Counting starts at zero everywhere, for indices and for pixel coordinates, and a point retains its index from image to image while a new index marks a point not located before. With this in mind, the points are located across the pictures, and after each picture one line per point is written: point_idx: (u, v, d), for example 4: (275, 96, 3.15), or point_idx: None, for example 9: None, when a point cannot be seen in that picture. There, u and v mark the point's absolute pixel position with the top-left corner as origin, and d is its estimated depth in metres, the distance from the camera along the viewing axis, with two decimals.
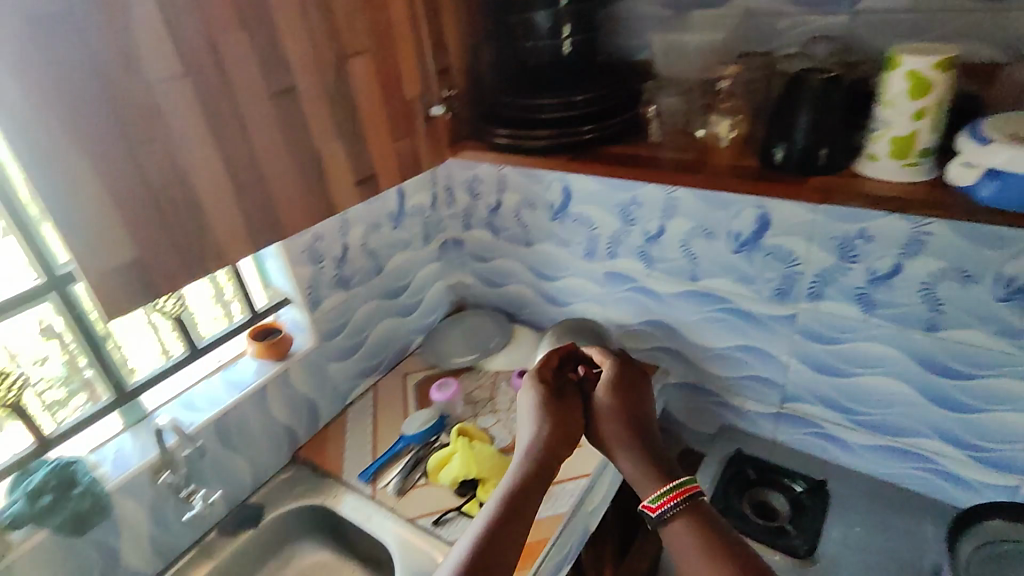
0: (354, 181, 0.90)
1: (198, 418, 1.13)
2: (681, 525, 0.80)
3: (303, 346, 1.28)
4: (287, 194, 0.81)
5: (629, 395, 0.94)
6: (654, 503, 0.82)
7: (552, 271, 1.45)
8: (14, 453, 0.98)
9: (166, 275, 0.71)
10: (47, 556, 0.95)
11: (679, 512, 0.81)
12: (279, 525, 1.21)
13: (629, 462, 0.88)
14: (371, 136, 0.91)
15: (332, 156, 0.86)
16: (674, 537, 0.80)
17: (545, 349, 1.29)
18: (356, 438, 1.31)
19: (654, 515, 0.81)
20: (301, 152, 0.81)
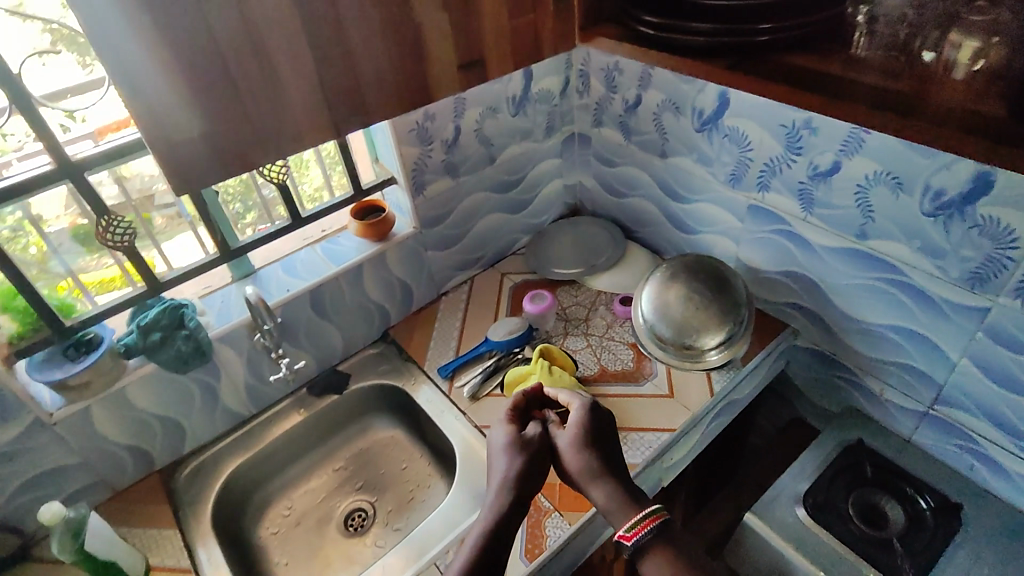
0: (459, 65, 0.77)
1: (296, 284, 1.16)
2: (656, 557, 0.80)
3: (403, 231, 1.25)
4: (379, 75, 0.70)
5: (599, 439, 0.92)
6: (630, 531, 0.82)
7: (688, 192, 1.24)
8: (129, 290, 1.05)
9: (238, 153, 0.65)
10: (155, 385, 1.05)
11: (650, 542, 0.81)
12: (362, 397, 1.27)
13: (607, 493, 0.86)
14: (486, 12, 0.76)
15: (435, 33, 0.72)
16: (650, 565, 0.80)
17: (653, 285, 1.14)
18: (443, 332, 1.31)
19: (632, 544, 0.81)
20: (398, 24, 0.68)
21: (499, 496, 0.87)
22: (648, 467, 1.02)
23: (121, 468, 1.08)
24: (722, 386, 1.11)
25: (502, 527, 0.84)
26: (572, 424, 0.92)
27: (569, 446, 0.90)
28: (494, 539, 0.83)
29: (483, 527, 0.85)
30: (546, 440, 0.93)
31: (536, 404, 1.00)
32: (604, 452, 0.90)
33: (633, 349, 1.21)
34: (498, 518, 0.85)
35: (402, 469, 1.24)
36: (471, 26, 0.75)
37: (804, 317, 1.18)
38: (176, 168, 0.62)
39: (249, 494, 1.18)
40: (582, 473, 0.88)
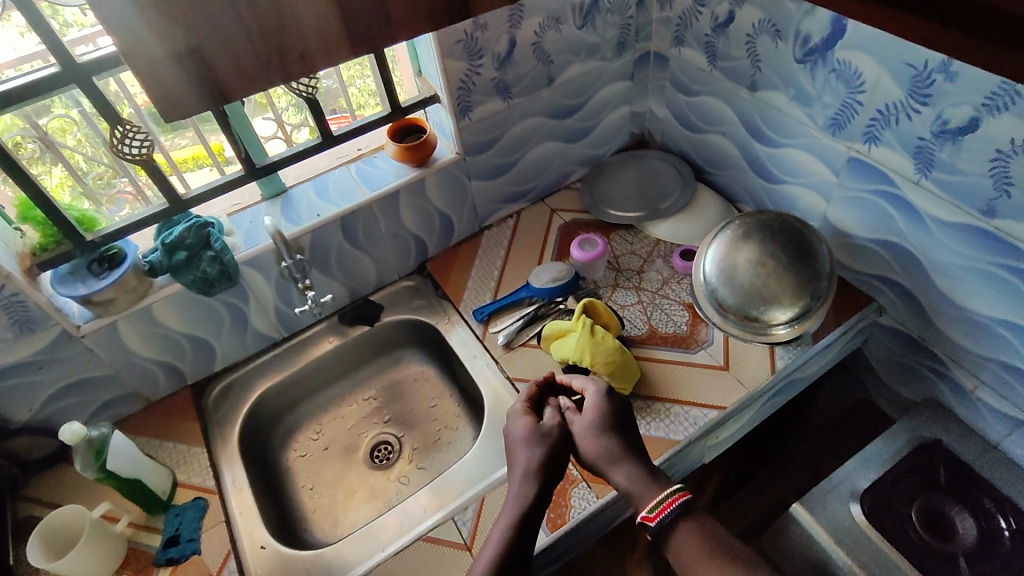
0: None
1: (327, 209, 1.07)
2: (683, 537, 0.76)
3: (445, 157, 1.13)
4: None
5: (618, 425, 0.84)
6: (653, 511, 0.77)
7: (776, 134, 1.06)
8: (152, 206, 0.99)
9: (237, 73, 0.54)
10: (181, 306, 1.01)
11: (675, 521, 0.76)
12: (395, 330, 1.21)
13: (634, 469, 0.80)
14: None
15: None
16: (677, 546, 0.76)
17: (720, 245, 0.99)
18: (482, 271, 1.22)
19: (656, 524, 0.76)
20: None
21: (519, 487, 0.81)
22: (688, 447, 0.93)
23: (152, 382, 1.08)
24: (786, 363, 0.99)
25: (526, 521, 0.79)
26: (588, 410, 0.85)
27: (586, 431, 0.84)
28: (517, 533, 0.78)
29: (505, 520, 0.79)
30: (563, 425, 0.86)
31: (548, 390, 0.93)
32: (624, 435, 0.83)
33: (688, 311, 1.09)
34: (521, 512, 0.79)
35: (431, 408, 1.20)
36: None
37: (894, 294, 1.02)
38: (169, 88, 0.52)
39: (278, 417, 1.16)
40: (601, 458, 0.82)
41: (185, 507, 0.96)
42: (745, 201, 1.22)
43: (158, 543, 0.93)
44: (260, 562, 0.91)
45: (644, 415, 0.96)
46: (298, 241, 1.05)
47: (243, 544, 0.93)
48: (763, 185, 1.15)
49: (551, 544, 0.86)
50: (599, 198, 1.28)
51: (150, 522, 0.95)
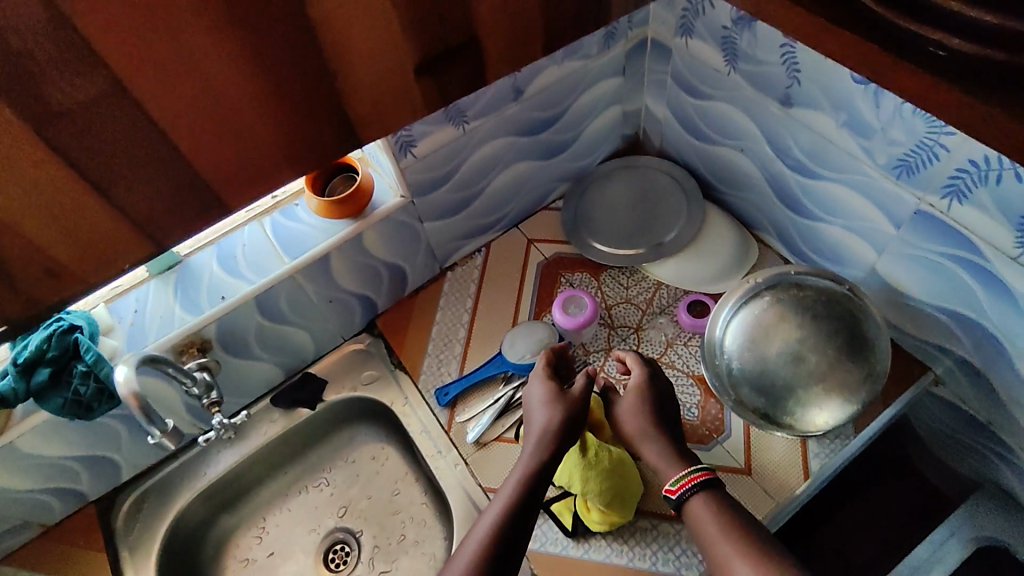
0: (339, 133, 0.44)
1: (235, 287, 0.82)
2: (704, 507, 0.68)
3: (388, 202, 0.88)
4: (144, 191, 0.38)
5: (657, 401, 0.77)
6: (675, 484, 0.70)
7: (814, 163, 0.81)
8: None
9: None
10: (57, 433, 0.79)
11: (699, 494, 0.69)
12: (343, 408, 1.01)
13: (665, 466, 0.72)
14: (356, 48, 0.40)
15: (266, 106, 0.39)
16: (696, 523, 0.67)
17: (745, 321, 0.76)
18: (446, 330, 1.00)
19: (676, 498, 0.70)
20: (184, 121, 0.37)
21: (533, 446, 0.72)
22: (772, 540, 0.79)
23: (45, 509, 0.87)
24: (822, 463, 0.81)
25: (537, 482, 0.69)
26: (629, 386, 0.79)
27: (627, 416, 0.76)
28: (527, 493, 0.68)
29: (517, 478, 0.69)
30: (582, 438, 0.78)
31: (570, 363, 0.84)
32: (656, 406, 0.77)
33: (699, 386, 0.88)
34: (533, 472, 0.70)
35: (393, 495, 1.00)
36: (345, 80, 0.42)
37: (953, 363, 0.82)
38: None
39: (209, 524, 0.97)
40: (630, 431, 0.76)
41: None
42: (767, 230, 0.98)
43: None
44: None
45: (649, 541, 0.78)
46: (197, 334, 0.80)
47: None
48: (791, 216, 0.91)
49: None
50: (586, 226, 1.04)
51: None
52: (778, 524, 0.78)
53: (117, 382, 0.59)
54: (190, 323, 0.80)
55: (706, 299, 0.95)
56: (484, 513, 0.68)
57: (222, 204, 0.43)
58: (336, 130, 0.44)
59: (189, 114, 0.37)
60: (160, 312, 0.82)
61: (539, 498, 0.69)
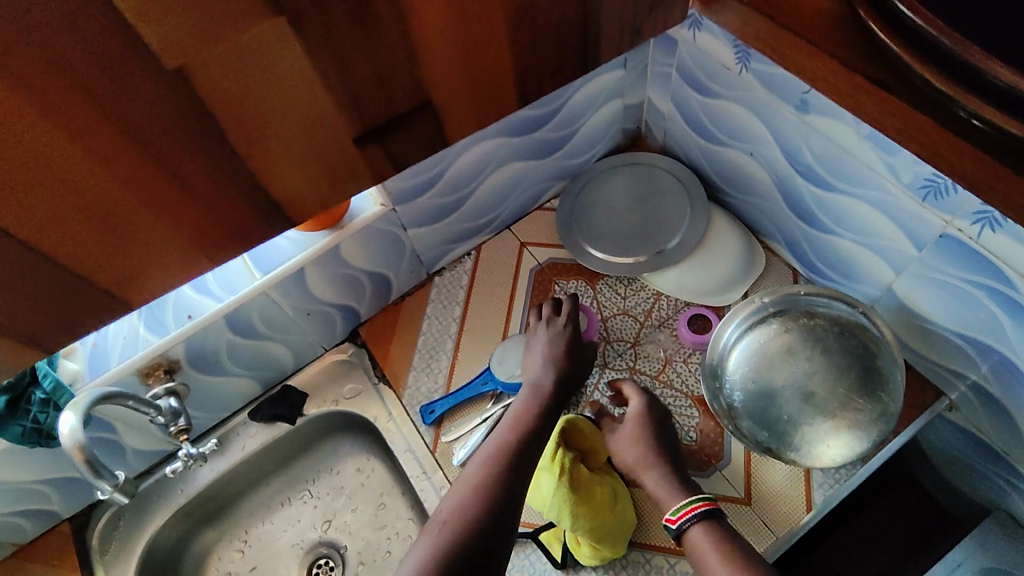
0: (256, 209, 0.47)
1: (205, 305, 0.77)
2: (702, 537, 0.68)
3: (367, 211, 0.81)
4: (44, 289, 0.40)
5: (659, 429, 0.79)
6: (675, 513, 0.71)
7: (831, 174, 0.75)
8: None
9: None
10: (18, 459, 0.74)
11: (697, 525, 0.69)
12: (325, 420, 0.96)
13: (668, 498, 0.73)
14: (262, 127, 0.42)
15: (167, 203, 0.42)
16: (696, 554, 0.68)
17: (750, 349, 0.71)
18: (433, 341, 0.95)
19: (676, 528, 0.70)
20: (79, 230, 0.39)
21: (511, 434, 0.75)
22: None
23: (15, 530, 0.84)
24: (828, 495, 0.76)
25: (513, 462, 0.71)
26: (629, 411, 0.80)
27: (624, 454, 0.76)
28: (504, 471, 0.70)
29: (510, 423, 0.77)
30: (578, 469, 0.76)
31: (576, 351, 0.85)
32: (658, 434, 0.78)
33: (699, 407, 0.83)
34: (511, 452, 0.72)
35: (378, 509, 0.97)
36: (255, 159, 0.44)
37: (967, 389, 0.77)
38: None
39: (188, 541, 0.93)
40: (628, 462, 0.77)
41: None
42: (774, 237, 0.91)
43: None
44: None
45: (642, 575, 0.75)
46: (164, 355, 0.75)
47: None
48: (802, 226, 0.84)
49: None
50: (581, 229, 0.97)
51: None
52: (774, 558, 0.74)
53: (61, 434, 0.58)
54: (159, 342, 0.75)
55: (708, 313, 0.89)
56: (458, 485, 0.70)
57: (122, 299, 0.45)
58: (254, 206, 0.47)
59: (84, 230, 0.39)
60: (124, 331, 0.76)
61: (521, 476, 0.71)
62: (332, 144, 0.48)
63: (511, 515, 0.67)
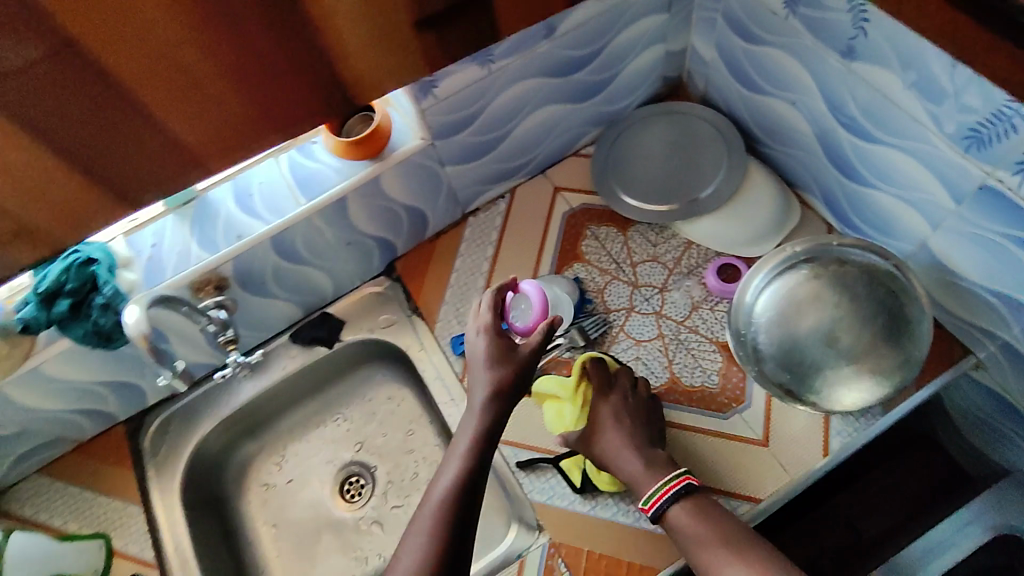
0: (325, 96, 0.50)
1: (253, 226, 0.81)
2: (685, 521, 0.70)
3: (407, 144, 0.84)
4: (136, 150, 0.45)
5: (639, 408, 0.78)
6: (648, 500, 0.72)
7: (873, 124, 0.74)
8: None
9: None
10: (81, 359, 0.81)
11: (675, 506, 0.71)
12: (359, 348, 1.01)
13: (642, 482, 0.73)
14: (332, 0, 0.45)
15: (240, 72, 0.45)
16: (679, 534, 0.69)
17: (778, 296, 0.72)
18: (465, 278, 0.98)
19: (654, 513, 0.71)
20: (172, 97, 0.44)
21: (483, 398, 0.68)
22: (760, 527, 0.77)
23: (75, 427, 0.91)
24: (843, 443, 0.78)
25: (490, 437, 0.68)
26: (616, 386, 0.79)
27: None
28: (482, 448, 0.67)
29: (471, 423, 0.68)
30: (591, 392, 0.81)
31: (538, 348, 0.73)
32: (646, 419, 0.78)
33: (722, 353, 0.85)
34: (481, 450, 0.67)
35: (407, 435, 1.02)
36: (315, 43, 0.46)
37: (996, 349, 0.77)
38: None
39: (231, 450, 1.00)
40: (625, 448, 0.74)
41: None
42: (811, 190, 0.91)
43: None
44: None
45: None
46: (214, 271, 0.80)
47: None
48: (839, 179, 0.84)
49: None
50: (616, 176, 0.99)
51: None
52: (757, 521, 0.76)
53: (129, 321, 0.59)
54: (211, 258, 0.79)
55: (737, 263, 0.90)
56: (445, 466, 0.67)
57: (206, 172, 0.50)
58: (325, 89, 0.50)
59: (162, 82, 0.43)
60: (177, 247, 0.81)
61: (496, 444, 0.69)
62: (389, 51, 0.50)
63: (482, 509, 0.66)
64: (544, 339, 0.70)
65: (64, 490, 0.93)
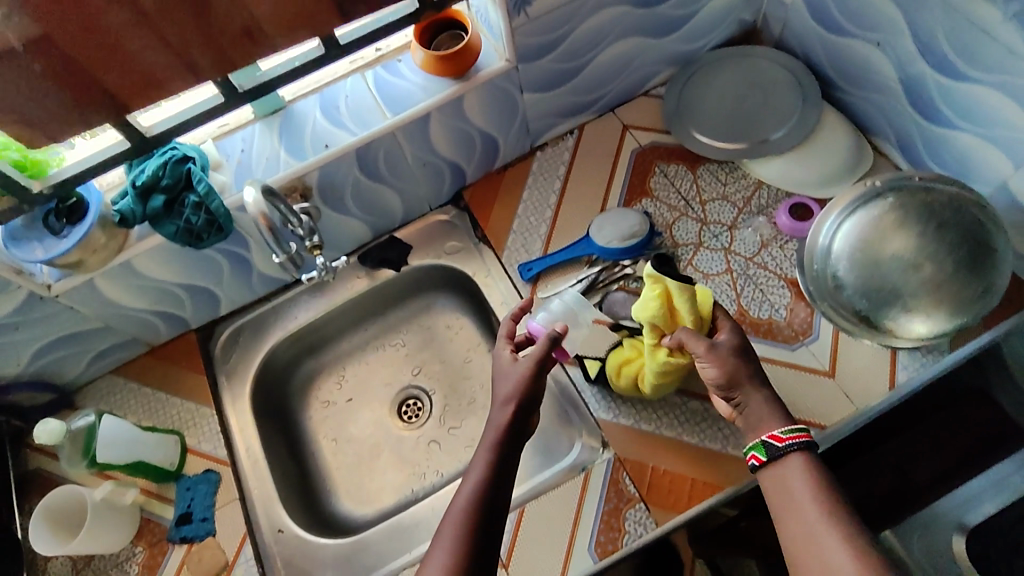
0: None
1: (339, 137, 0.83)
2: (802, 469, 0.62)
3: (492, 66, 0.85)
4: None
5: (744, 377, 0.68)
6: (784, 433, 0.64)
7: (964, 61, 0.75)
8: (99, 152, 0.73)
9: (79, 101, 0.61)
10: (168, 258, 0.83)
11: (800, 455, 0.63)
12: (423, 274, 1.03)
13: (765, 412, 0.66)
14: None
15: None
16: (789, 478, 0.62)
17: (860, 226, 0.73)
18: (532, 209, 0.99)
19: (780, 446, 0.63)
20: None
21: (501, 408, 0.69)
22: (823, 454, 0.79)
23: (151, 329, 0.94)
24: (910, 377, 0.80)
25: (513, 438, 0.67)
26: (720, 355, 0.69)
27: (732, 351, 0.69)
28: (502, 455, 0.66)
29: (491, 435, 0.67)
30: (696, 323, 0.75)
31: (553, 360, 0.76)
32: (748, 357, 0.70)
33: (791, 289, 0.86)
34: (503, 443, 0.66)
35: (465, 362, 1.04)
36: None
37: None
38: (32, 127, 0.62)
39: (294, 366, 1.03)
40: (718, 381, 0.68)
41: (196, 480, 0.88)
42: (886, 136, 0.91)
43: (171, 517, 0.87)
44: (281, 547, 0.85)
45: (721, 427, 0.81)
46: (300, 179, 0.82)
47: (260, 526, 0.86)
48: (920, 122, 0.85)
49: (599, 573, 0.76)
50: (687, 115, 0.99)
51: (160, 491, 0.89)
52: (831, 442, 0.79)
53: (247, 200, 0.67)
54: (300, 164, 0.81)
55: (810, 203, 0.91)
56: (468, 473, 0.65)
57: None
58: None
59: None
60: (265, 154, 0.83)
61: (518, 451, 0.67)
62: None
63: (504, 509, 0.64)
64: (547, 349, 0.71)
65: (137, 391, 0.96)
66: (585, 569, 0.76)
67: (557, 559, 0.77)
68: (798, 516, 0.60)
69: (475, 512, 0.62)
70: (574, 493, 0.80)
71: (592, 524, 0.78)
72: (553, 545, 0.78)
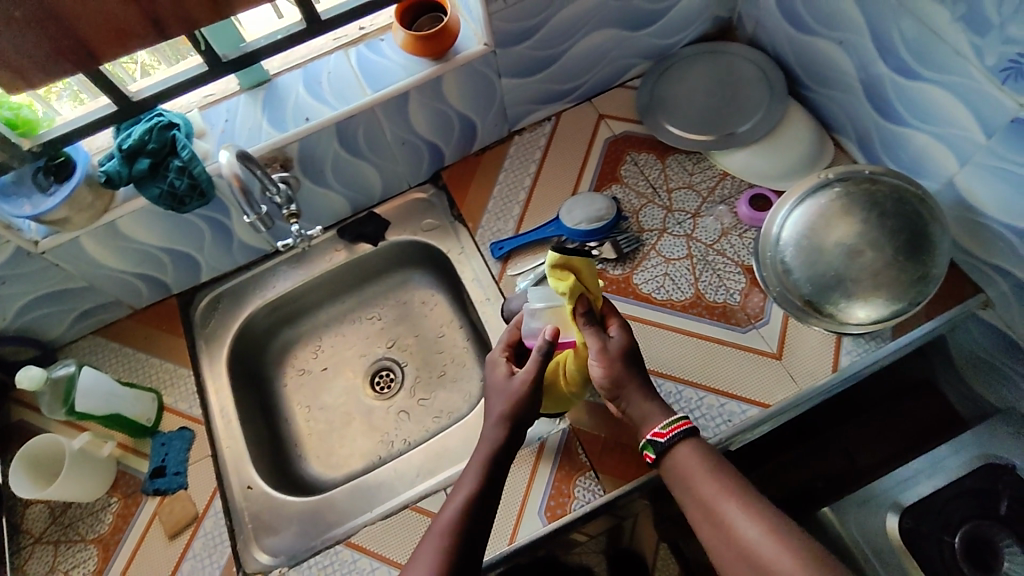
0: None
1: (320, 111, 0.86)
2: (692, 455, 0.69)
3: (471, 49, 0.88)
4: None
5: (626, 378, 0.73)
6: (665, 427, 0.70)
7: (916, 61, 0.78)
8: (88, 116, 0.78)
9: (57, 47, 0.63)
10: (152, 222, 0.87)
11: (687, 442, 0.70)
12: (399, 250, 1.07)
13: (653, 414, 0.72)
14: None
15: None
16: (682, 468, 0.69)
17: (810, 211, 0.78)
18: (507, 190, 1.03)
19: (665, 441, 0.70)
20: None
21: (493, 431, 0.72)
22: (768, 431, 0.83)
23: (134, 291, 0.98)
24: (852, 361, 0.84)
25: (499, 462, 0.71)
26: (605, 356, 0.73)
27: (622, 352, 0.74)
28: (489, 475, 0.70)
29: (481, 455, 0.71)
30: (592, 312, 0.74)
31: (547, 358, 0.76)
32: (637, 366, 0.74)
33: (747, 276, 0.90)
34: (492, 461, 0.71)
35: (437, 337, 1.08)
36: None
37: (1008, 287, 0.82)
38: (13, 70, 0.63)
39: (272, 333, 1.07)
40: (604, 383, 0.74)
41: (171, 437, 0.92)
42: (847, 133, 0.95)
43: (145, 470, 0.91)
44: (249, 502, 0.88)
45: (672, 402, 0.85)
46: (281, 150, 0.86)
47: (231, 483, 0.90)
48: (877, 120, 0.89)
49: (547, 535, 0.80)
50: (659, 106, 1.03)
51: (137, 446, 0.93)
52: (776, 421, 0.83)
53: (223, 162, 0.72)
54: (280, 136, 0.85)
55: (770, 194, 0.95)
56: (457, 491, 0.69)
57: None
58: None
59: None
60: (248, 124, 0.87)
61: (503, 474, 0.71)
62: None
63: (490, 523, 0.68)
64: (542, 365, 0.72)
65: (119, 351, 1.00)
66: (536, 532, 0.80)
67: (509, 521, 0.81)
68: (699, 503, 0.66)
69: (457, 530, 0.66)
70: (529, 460, 0.84)
71: (544, 491, 0.82)
72: (506, 507, 0.82)
